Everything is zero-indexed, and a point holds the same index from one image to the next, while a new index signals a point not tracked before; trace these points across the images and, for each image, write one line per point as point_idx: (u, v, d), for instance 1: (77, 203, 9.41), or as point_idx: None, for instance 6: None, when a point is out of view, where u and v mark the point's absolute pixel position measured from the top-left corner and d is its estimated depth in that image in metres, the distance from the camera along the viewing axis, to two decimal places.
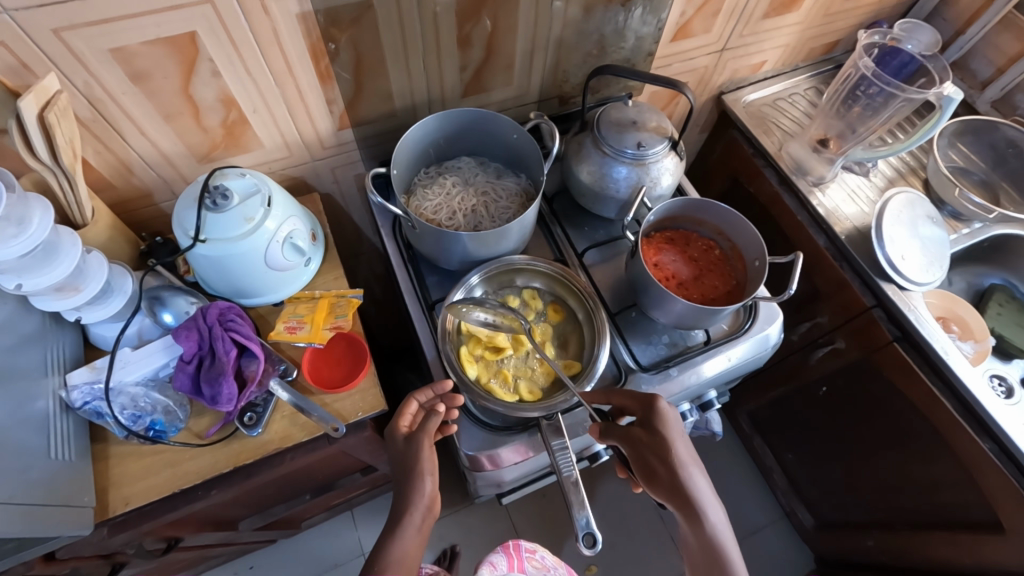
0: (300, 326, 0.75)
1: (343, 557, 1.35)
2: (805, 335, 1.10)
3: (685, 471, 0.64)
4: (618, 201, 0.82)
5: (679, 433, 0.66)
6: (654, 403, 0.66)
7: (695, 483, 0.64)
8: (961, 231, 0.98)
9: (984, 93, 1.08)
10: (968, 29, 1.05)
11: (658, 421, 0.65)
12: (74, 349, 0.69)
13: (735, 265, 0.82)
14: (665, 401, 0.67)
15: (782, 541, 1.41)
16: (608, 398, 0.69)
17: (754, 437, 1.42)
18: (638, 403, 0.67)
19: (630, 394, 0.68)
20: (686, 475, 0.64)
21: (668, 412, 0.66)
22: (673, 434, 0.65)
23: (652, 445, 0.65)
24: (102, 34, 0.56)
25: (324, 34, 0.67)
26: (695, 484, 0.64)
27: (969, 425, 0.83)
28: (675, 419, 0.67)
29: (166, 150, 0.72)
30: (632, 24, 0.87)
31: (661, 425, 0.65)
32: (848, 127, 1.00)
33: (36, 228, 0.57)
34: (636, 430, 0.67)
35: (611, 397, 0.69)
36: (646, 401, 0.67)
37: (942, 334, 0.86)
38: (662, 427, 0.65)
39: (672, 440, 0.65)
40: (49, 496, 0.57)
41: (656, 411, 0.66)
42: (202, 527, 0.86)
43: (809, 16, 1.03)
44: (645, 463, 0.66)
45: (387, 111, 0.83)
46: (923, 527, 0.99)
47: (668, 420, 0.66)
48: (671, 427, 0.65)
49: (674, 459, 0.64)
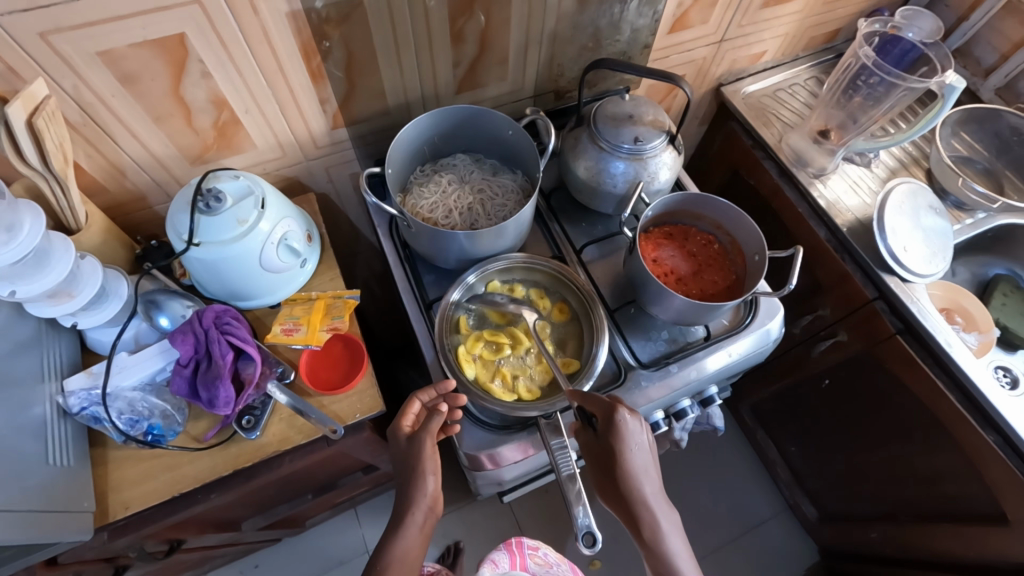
0: (296, 328, 0.75)
1: (348, 555, 1.35)
2: (807, 329, 1.10)
3: (633, 483, 0.64)
4: (615, 196, 0.81)
5: (635, 447, 0.64)
6: (612, 415, 0.64)
7: (642, 494, 0.64)
8: (964, 221, 0.97)
9: (988, 80, 1.06)
10: (971, 15, 1.03)
11: (612, 435, 0.63)
12: (71, 354, 0.69)
13: (734, 259, 0.81)
14: (627, 412, 0.64)
15: (786, 534, 1.41)
16: (583, 402, 0.66)
17: (756, 430, 1.42)
18: (599, 411, 0.65)
19: (593, 400, 0.66)
20: (634, 487, 0.64)
21: (626, 425, 0.64)
22: (627, 447, 0.64)
23: (606, 454, 0.65)
24: (89, 37, 0.56)
25: (316, 32, 0.67)
26: (643, 495, 0.64)
27: (973, 417, 0.83)
28: (634, 431, 0.64)
29: (158, 153, 0.72)
30: (628, 16, 0.86)
31: (615, 438, 0.63)
32: (849, 117, 0.99)
33: (28, 234, 0.57)
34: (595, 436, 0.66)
35: (584, 401, 0.67)
36: (606, 410, 0.64)
37: (945, 325, 0.85)
38: (615, 440, 0.63)
39: (625, 454, 0.64)
40: (47, 502, 0.57)
41: (613, 424, 0.63)
42: (204, 528, 0.86)
43: (808, 5, 1.01)
44: (602, 469, 0.67)
45: (380, 108, 0.82)
46: (927, 520, 0.98)
47: (623, 433, 0.63)
48: (626, 441, 0.63)
49: (624, 472, 0.64)
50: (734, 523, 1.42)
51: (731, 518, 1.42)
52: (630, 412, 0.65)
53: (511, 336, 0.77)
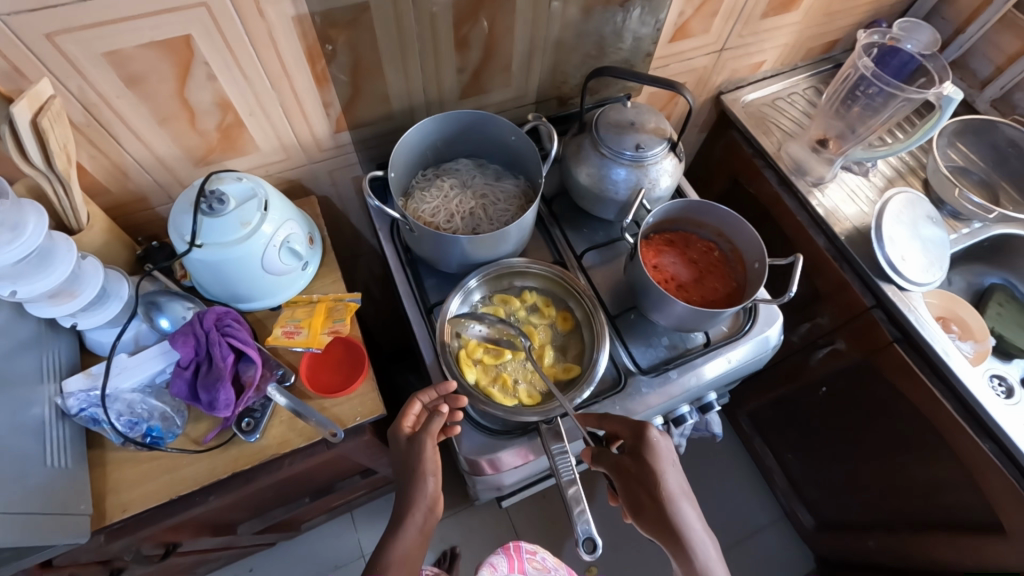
0: (298, 331, 0.75)
1: (344, 560, 1.34)
2: (805, 336, 1.10)
3: (674, 504, 0.62)
4: (616, 203, 0.82)
5: (669, 463, 0.65)
6: (644, 432, 0.65)
7: (684, 516, 0.62)
8: (961, 231, 0.98)
9: (984, 92, 1.07)
10: (968, 28, 1.04)
11: (646, 451, 0.64)
12: (70, 355, 0.69)
13: (734, 266, 0.82)
14: (657, 429, 0.66)
15: (783, 541, 1.41)
16: (601, 423, 0.69)
17: (753, 436, 1.42)
18: (628, 430, 0.67)
19: (620, 420, 0.68)
20: (673, 508, 0.62)
21: (658, 442, 0.65)
22: (661, 464, 0.64)
23: (641, 474, 0.65)
24: (96, 39, 0.56)
25: (321, 36, 0.67)
26: (684, 517, 0.62)
27: (969, 425, 0.83)
28: (665, 449, 0.65)
29: (162, 154, 0.72)
30: (631, 24, 0.87)
31: (649, 454, 0.64)
32: (847, 127, 0.99)
33: (32, 234, 0.56)
34: (625, 458, 0.66)
35: (602, 423, 0.69)
36: (636, 428, 0.66)
37: (942, 334, 0.86)
38: (650, 456, 0.64)
39: (660, 470, 0.64)
40: (45, 504, 0.56)
41: (645, 439, 0.65)
42: (200, 531, 0.86)
43: (808, 16, 1.02)
44: (636, 493, 0.65)
45: (384, 112, 0.83)
46: (923, 528, 0.98)
47: (657, 449, 0.64)
48: (660, 457, 0.64)
49: (664, 490, 0.63)
50: (731, 530, 1.42)
51: (728, 524, 1.42)
52: (658, 432, 0.67)
53: (511, 346, 0.76)
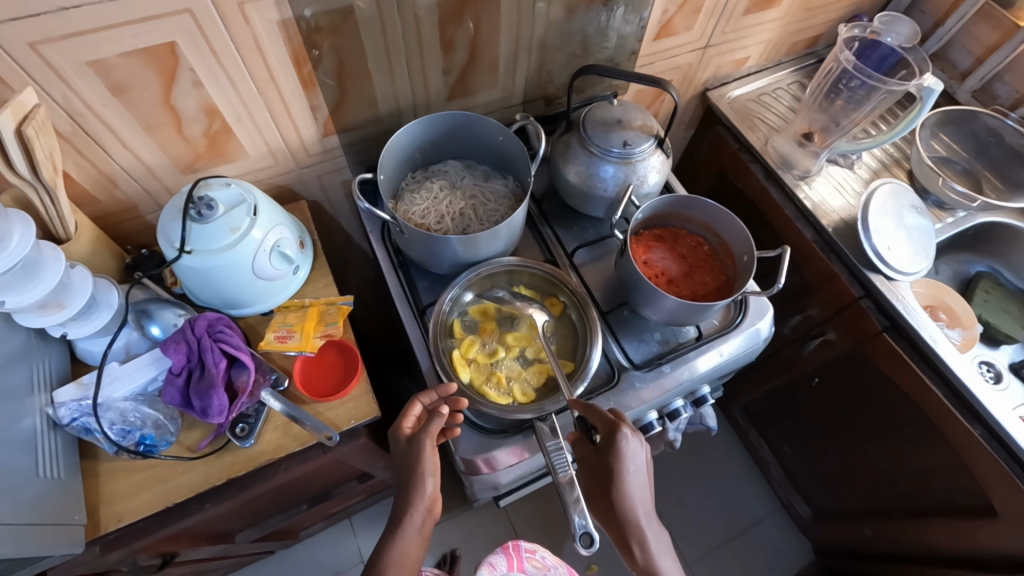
0: (290, 335, 0.75)
1: (344, 566, 1.34)
2: (797, 328, 1.11)
3: (625, 501, 0.64)
4: (605, 200, 0.82)
5: (631, 467, 0.64)
6: (613, 434, 0.63)
7: (633, 513, 0.64)
8: (945, 220, 0.99)
9: (964, 83, 1.09)
10: (946, 21, 1.06)
11: (610, 453, 0.64)
12: (61, 366, 0.68)
13: (723, 261, 0.82)
14: (629, 432, 0.64)
15: (781, 533, 1.41)
16: (586, 412, 0.67)
17: (749, 430, 1.43)
18: (602, 427, 0.65)
19: (598, 415, 0.66)
20: (625, 504, 0.64)
21: (625, 447, 0.63)
22: (623, 466, 0.64)
23: (603, 468, 0.65)
24: (79, 47, 0.56)
25: (307, 41, 0.67)
26: (634, 515, 0.64)
27: (960, 412, 0.84)
28: (633, 453, 0.64)
29: (149, 162, 0.71)
30: (615, 23, 0.87)
31: (612, 456, 0.64)
32: (831, 120, 1.00)
33: (18, 244, 0.56)
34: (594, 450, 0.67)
35: (589, 413, 0.67)
36: (609, 427, 0.64)
37: (930, 322, 0.87)
38: (613, 458, 0.64)
39: (621, 471, 0.64)
40: (39, 516, 0.56)
41: (613, 444, 0.63)
42: (197, 541, 0.85)
43: (789, 12, 1.04)
44: (597, 481, 0.68)
45: (372, 116, 0.83)
46: (918, 515, 0.99)
47: (622, 453, 0.63)
48: (624, 460, 0.63)
49: (617, 489, 0.64)
50: (730, 524, 1.42)
51: (727, 519, 1.43)
52: (632, 432, 0.65)
53: (521, 336, 0.78)
